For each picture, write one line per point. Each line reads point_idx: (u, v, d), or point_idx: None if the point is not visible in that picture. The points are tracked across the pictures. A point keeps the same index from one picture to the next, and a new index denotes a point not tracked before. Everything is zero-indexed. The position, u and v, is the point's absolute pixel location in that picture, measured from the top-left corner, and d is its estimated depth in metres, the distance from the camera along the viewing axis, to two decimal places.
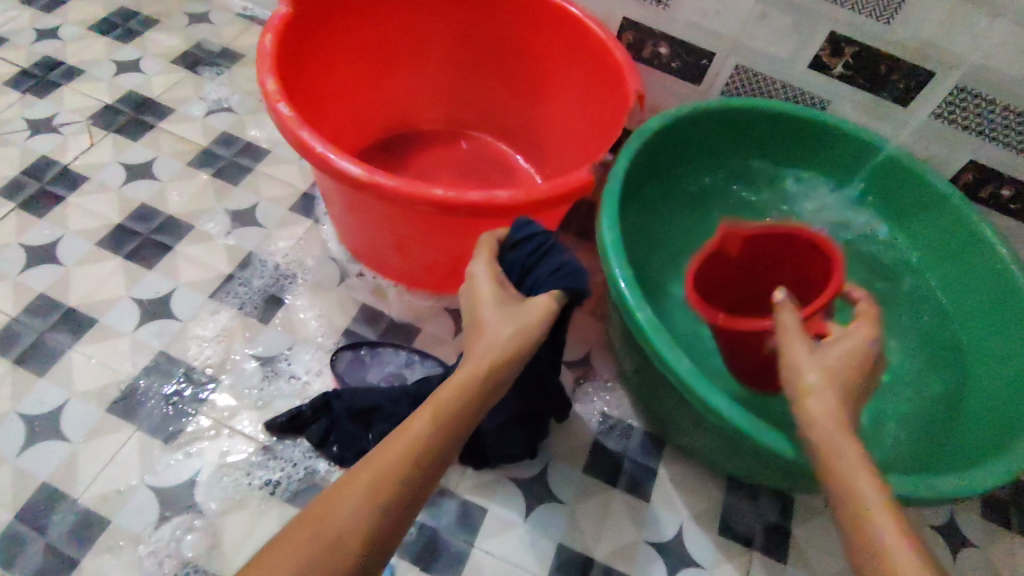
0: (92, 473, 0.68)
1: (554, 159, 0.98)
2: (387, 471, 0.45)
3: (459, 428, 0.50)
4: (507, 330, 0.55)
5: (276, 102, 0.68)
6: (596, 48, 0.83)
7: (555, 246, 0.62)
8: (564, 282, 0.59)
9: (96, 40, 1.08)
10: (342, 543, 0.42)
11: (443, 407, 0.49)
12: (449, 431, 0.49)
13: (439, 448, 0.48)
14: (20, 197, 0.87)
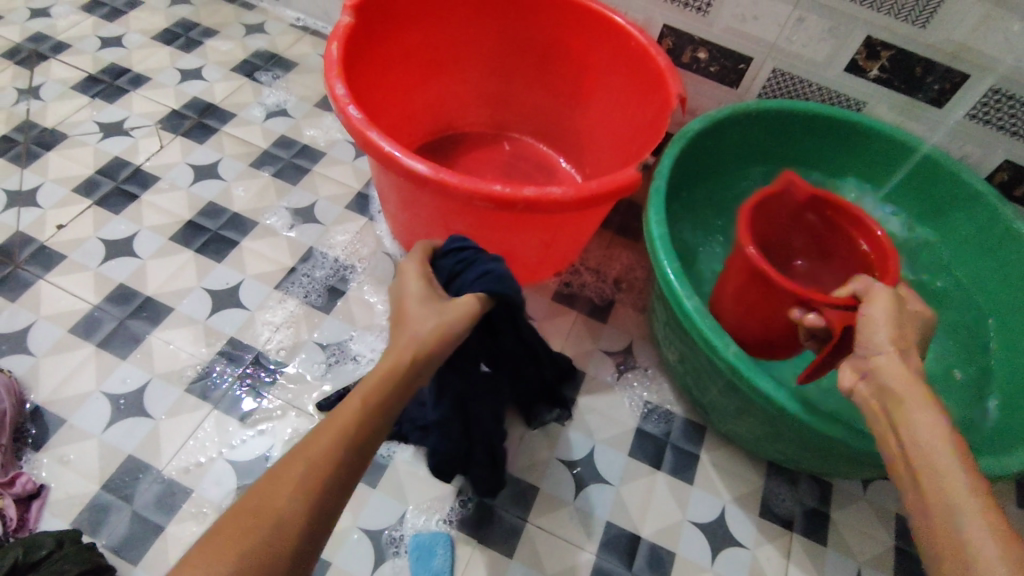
0: (174, 447, 0.73)
1: (595, 161, 1.02)
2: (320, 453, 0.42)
3: (379, 422, 0.46)
4: (430, 325, 0.52)
5: (346, 106, 0.73)
6: (639, 53, 0.88)
7: (481, 257, 0.64)
8: (489, 285, 0.60)
9: (159, 49, 1.14)
10: (282, 528, 0.39)
11: (365, 403, 0.45)
12: (378, 412, 0.46)
13: (358, 442, 0.44)
14: (97, 194, 0.93)
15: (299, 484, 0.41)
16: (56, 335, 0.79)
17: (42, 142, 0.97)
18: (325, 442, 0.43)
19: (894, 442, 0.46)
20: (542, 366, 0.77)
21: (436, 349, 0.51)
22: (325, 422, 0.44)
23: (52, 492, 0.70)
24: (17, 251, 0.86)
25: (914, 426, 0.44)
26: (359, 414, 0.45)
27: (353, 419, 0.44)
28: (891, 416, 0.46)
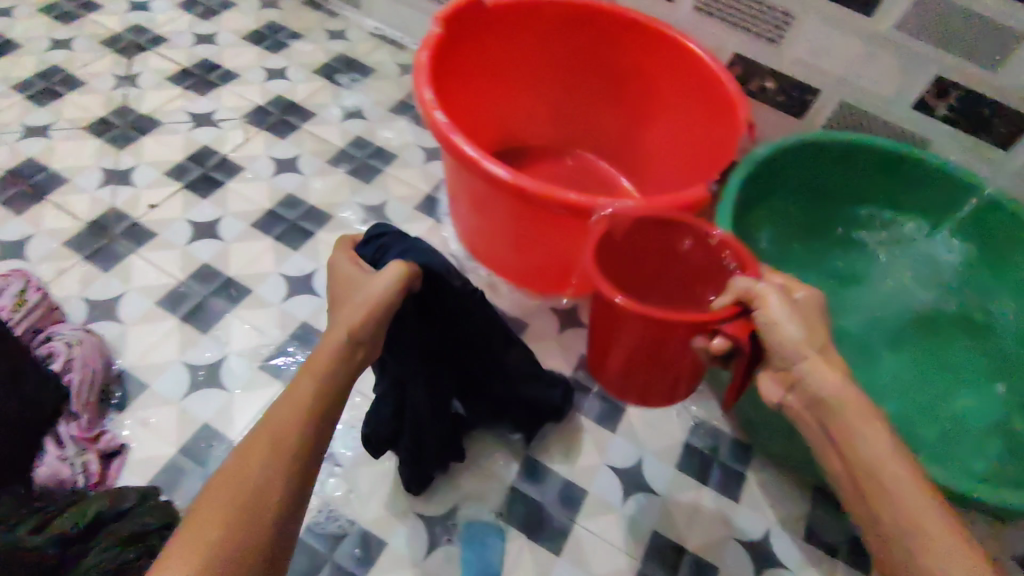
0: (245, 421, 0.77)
1: (655, 180, 1.03)
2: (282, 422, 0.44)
3: (328, 404, 0.46)
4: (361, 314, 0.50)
5: (434, 111, 0.77)
6: (708, 77, 0.89)
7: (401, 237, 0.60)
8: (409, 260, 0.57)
9: (248, 48, 1.21)
10: (261, 493, 0.41)
11: (316, 386, 0.46)
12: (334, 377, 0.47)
13: (314, 419, 0.45)
14: (186, 179, 0.98)
15: (263, 464, 0.42)
16: (143, 306, 0.84)
17: (139, 127, 1.04)
18: (278, 428, 0.44)
19: (837, 462, 0.48)
20: (508, 354, 0.73)
21: (364, 343, 0.49)
22: (280, 406, 0.45)
23: (131, 451, 0.73)
24: (112, 225, 0.91)
25: (858, 444, 0.46)
26: (314, 383, 0.46)
27: (309, 400, 0.45)
28: (841, 444, 0.47)
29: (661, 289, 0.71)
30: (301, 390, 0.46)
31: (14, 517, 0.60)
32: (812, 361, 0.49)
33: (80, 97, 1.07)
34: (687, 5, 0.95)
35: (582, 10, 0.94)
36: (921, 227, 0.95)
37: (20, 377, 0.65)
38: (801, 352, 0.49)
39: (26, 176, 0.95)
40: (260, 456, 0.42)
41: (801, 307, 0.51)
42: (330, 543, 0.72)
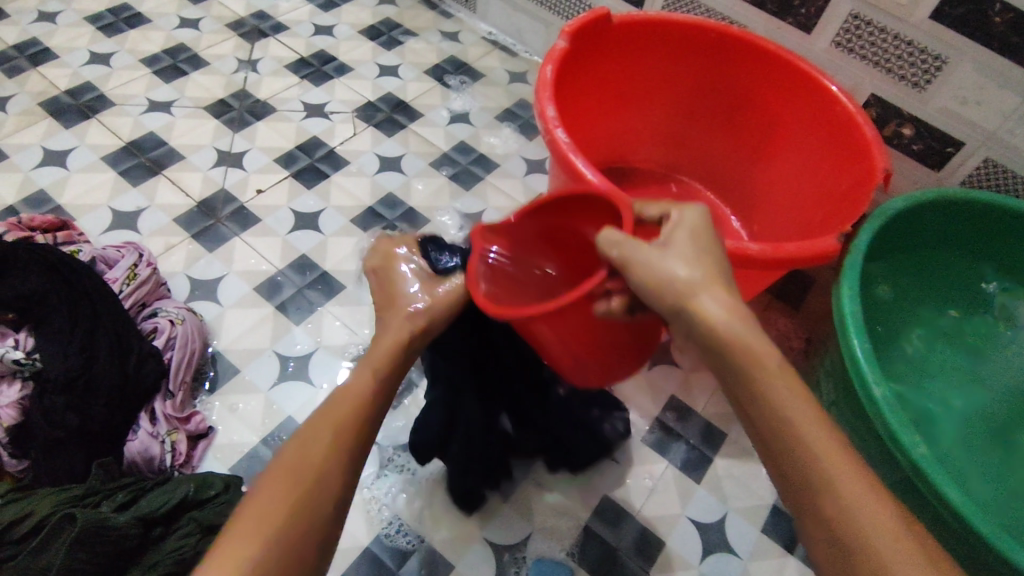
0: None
1: (768, 219, 0.97)
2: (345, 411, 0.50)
3: (380, 399, 0.52)
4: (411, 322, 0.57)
5: (554, 129, 0.74)
6: (842, 119, 0.82)
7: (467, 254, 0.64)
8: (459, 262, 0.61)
9: (364, 43, 1.21)
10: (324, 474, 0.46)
11: (374, 380, 0.52)
12: (387, 375, 0.54)
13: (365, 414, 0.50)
14: (293, 167, 1.00)
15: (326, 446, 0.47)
16: (242, 290, 0.86)
17: (254, 112, 1.06)
18: (331, 420, 0.49)
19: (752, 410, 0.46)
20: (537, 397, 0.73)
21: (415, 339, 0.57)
22: (333, 400, 0.50)
23: (217, 435, 0.74)
24: (220, 206, 0.93)
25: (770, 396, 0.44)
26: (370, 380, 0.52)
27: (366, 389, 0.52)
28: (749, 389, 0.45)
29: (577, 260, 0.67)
30: (357, 382, 0.52)
31: (102, 492, 0.61)
32: (697, 304, 0.46)
33: (202, 77, 1.09)
34: (827, 37, 0.89)
35: (711, 35, 0.89)
36: (994, 285, 0.83)
37: (127, 351, 0.69)
38: (696, 299, 0.46)
39: (146, 149, 0.98)
40: (319, 443, 0.47)
41: (692, 244, 0.49)
42: (395, 557, 0.70)
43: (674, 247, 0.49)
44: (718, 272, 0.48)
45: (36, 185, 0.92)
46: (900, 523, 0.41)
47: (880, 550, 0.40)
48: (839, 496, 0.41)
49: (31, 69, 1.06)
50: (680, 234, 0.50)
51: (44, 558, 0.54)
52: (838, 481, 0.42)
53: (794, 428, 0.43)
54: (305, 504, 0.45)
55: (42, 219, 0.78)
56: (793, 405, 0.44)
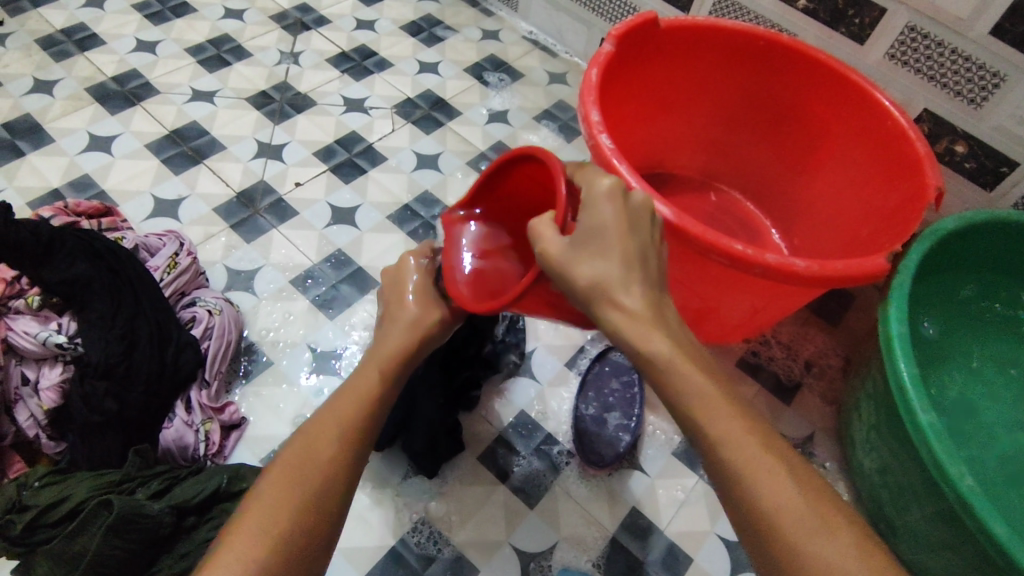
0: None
1: (809, 233, 0.94)
2: (349, 415, 0.48)
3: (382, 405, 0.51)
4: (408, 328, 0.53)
5: (599, 133, 0.72)
6: (895, 134, 0.79)
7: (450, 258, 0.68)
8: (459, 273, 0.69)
9: (405, 39, 1.21)
10: (330, 481, 0.46)
11: (381, 376, 0.51)
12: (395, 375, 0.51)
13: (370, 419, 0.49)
14: (332, 162, 1.00)
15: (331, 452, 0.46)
16: (278, 283, 0.86)
17: (295, 105, 1.07)
18: (335, 422, 0.48)
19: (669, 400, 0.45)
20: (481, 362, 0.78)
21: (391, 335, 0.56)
22: (342, 394, 0.49)
23: (250, 426, 0.74)
24: (259, 198, 0.94)
25: (680, 382, 0.43)
26: (377, 378, 0.51)
27: (373, 387, 0.50)
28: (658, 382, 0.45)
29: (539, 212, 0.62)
30: (362, 384, 0.50)
31: (138, 479, 0.62)
32: (610, 317, 0.45)
33: (245, 68, 1.10)
34: (881, 49, 0.86)
35: (761, 43, 0.87)
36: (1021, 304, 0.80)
37: (166, 340, 0.70)
38: (611, 299, 0.45)
39: (188, 138, 0.99)
40: (326, 443, 0.47)
41: (607, 235, 0.46)
42: (421, 559, 0.70)
43: (591, 245, 0.46)
44: (634, 261, 0.46)
45: (81, 170, 0.94)
46: (805, 497, 0.41)
47: (789, 530, 0.40)
48: (740, 476, 0.41)
49: (80, 54, 1.07)
50: (585, 220, 0.47)
51: (80, 542, 0.55)
52: (746, 458, 0.41)
53: (699, 410, 0.43)
54: (316, 502, 0.45)
55: (88, 205, 0.79)
56: (700, 386, 0.43)
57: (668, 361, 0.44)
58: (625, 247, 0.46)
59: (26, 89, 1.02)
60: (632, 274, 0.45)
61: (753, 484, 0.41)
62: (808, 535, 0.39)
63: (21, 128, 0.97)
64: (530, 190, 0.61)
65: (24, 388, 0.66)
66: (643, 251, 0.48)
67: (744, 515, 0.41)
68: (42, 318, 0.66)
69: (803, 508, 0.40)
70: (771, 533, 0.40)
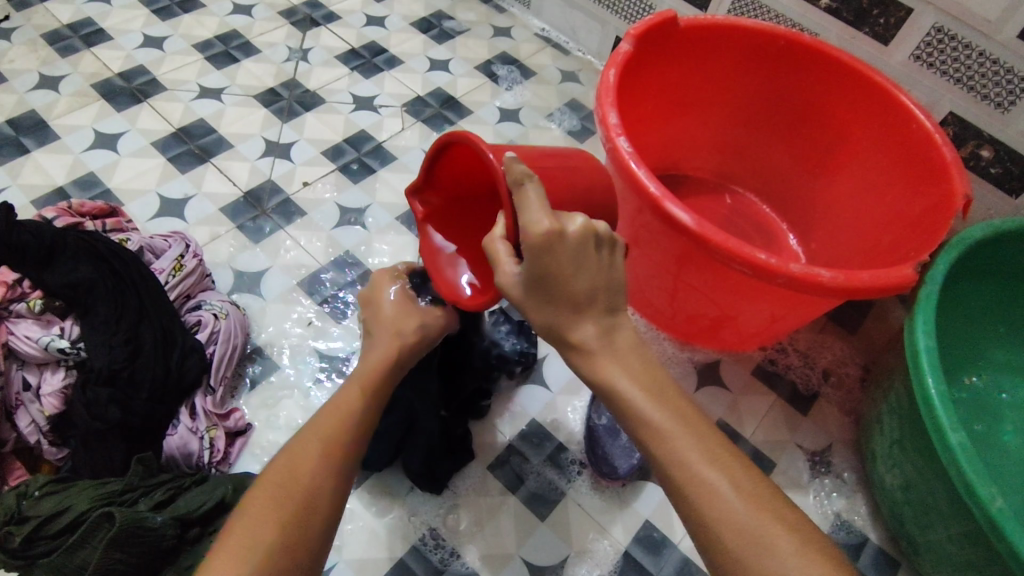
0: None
1: (828, 239, 0.91)
2: (330, 429, 0.48)
3: (364, 416, 0.50)
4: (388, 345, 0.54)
5: (616, 136, 0.70)
6: (920, 139, 0.76)
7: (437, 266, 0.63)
8: None
9: (415, 36, 1.19)
10: (310, 495, 0.44)
11: (362, 393, 0.51)
12: (375, 394, 0.51)
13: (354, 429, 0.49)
14: (340, 161, 0.98)
15: (309, 467, 0.45)
16: (285, 285, 0.84)
17: (303, 102, 1.05)
18: (320, 435, 0.48)
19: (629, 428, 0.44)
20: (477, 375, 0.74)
21: (406, 352, 0.54)
22: (323, 410, 0.49)
23: (255, 433, 0.73)
24: (267, 198, 0.92)
25: (636, 409, 0.43)
26: (356, 396, 0.50)
27: (354, 402, 0.50)
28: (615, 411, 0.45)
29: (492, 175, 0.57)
30: (344, 400, 0.50)
31: (140, 489, 0.61)
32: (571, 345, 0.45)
33: (253, 64, 1.08)
34: (906, 50, 0.83)
35: (782, 43, 0.84)
36: None
37: (170, 345, 0.68)
38: (566, 338, 0.45)
39: (195, 136, 0.98)
40: (311, 454, 0.46)
41: (553, 283, 0.44)
42: (430, 571, 0.68)
43: (541, 291, 0.44)
44: (580, 301, 0.44)
45: (86, 168, 0.92)
46: (754, 513, 0.40)
47: (742, 552, 0.39)
48: (690, 495, 0.41)
49: (86, 50, 1.06)
50: (530, 265, 0.43)
51: (81, 556, 0.55)
52: (692, 476, 0.41)
53: (649, 433, 0.43)
54: (296, 516, 0.43)
55: (93, 206, 0.77)
56: (649, 407, 0.43)
57: (621, 390, 0.44)
58: (575, 289, 0.44)
59: (31, 85, 1.00)
60: (581, 311, 0.45)
61: (702, 505, 0.40)
62: (755, 553, 0.38)
63: (26, 124, 0.96)
64: (480, 163, 0.56)
65: (25, 393, 0.64)
66: (596, 286, 0.45)
67: (700, 527, 0.41)
68: (44, 322, 0.65)
69: (750, 526, 0.39)
70: (722, 548, 0.39)
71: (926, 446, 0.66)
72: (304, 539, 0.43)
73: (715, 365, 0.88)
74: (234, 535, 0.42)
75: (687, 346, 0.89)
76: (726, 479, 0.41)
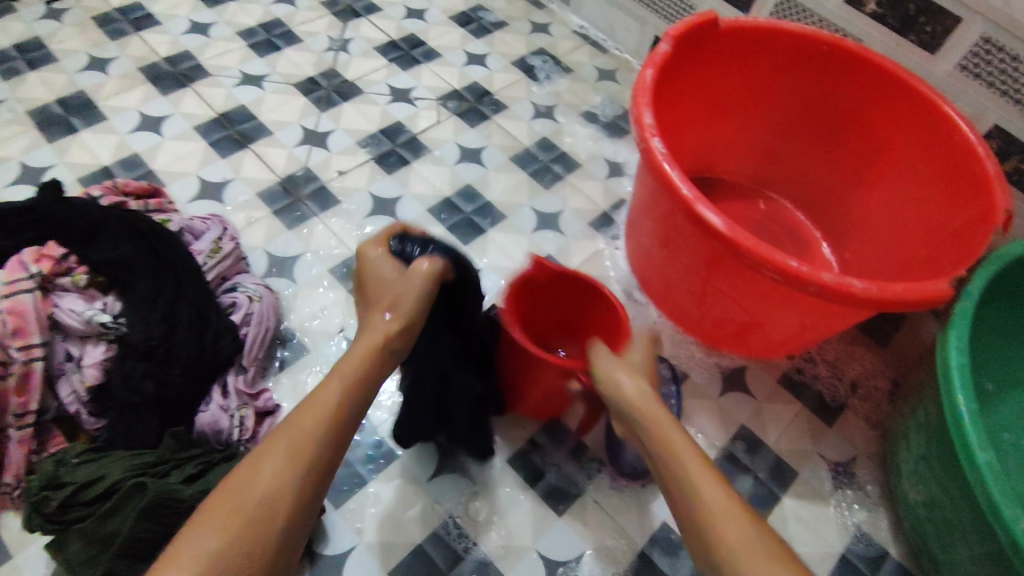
0: (381, 418, 0.77)
1: (862, 249, 0.90)
2: (306, 433, 0.50)
3: (344, 418, 0.52)
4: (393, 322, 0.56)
5: (651, 137, 0.70)
6: (962, 150, 0.75)
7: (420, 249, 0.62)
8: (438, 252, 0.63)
9: (454, 29, 1.20)
10: (275, 499, 0.47)
11: (340, 396, 0.52)
12: (354, 398, 0.53)
13: (327, 460, 0.50)
14: (375, 151, 0.99)
15: (279, 470, 0.48)
16: (318, 271, 0.86)
17: (341, 92, 1.06)
18: (292, 437, 0.49)
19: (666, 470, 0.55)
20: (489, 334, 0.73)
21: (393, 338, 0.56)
22: (299, 408, 0.51)
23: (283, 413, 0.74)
24: (302, 185, 0.94)
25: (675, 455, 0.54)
26: (336, 399, 0.52)
27: (330, 405, 0.51)
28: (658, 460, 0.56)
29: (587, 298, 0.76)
30: (323, 400, 0.52)
31: (172, 461, 0.62)
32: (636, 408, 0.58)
33: (294, 53, 1.10)
34: (952, 60, 0.82)
35: (823, 49, 0.83)
36: None
37: (205, 324, 0.70)
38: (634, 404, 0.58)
39: (236, 122, 1.00)
40: (279, 457, 0.48)
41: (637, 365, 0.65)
42: (447, 558, 0.69)
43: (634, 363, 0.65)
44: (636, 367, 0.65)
45: (131, 149, 0.95)
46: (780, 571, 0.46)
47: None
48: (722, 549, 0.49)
49: (134, 34, 1.09)
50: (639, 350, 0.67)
51: (113, 523, 0.57)
52: (713, 524, 0.50)
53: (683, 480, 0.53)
54: (257, 517, 0.46)
55: (136, 185, 0.79)
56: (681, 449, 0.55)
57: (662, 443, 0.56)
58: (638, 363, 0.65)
59: (81, 66, 1.03)
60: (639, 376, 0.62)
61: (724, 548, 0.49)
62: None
63: (75, 104, 0.99)
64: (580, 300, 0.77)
65: (67, 363, 0.67)
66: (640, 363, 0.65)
67: (712, 561, 0.50)
68: (88, 296, 0.68)
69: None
70: None
71: (953, 463, 0.64)
72: (257, 545, 0.45)
73: (740, 371, 0.87)
74: (198, 529, 0.45)
75: (713, 351, 0.88)
76: (752, 530, 0.49)
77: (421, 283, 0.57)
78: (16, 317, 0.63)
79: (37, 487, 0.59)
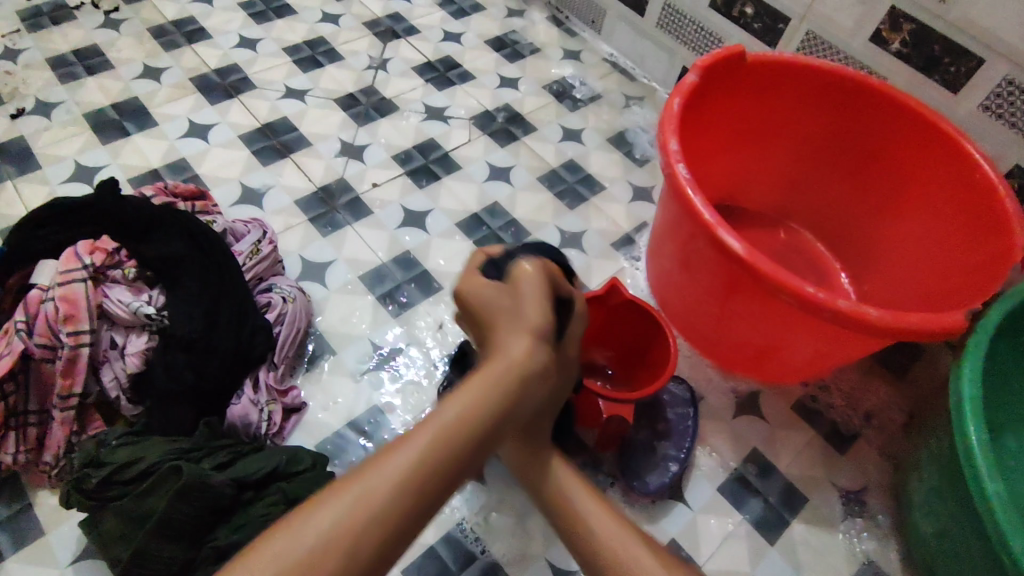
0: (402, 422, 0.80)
1: (881, 281, 0.91)
2: (410, 472, 0.41)
3: (458, 463, 0.42)
4: (523, 346, 0.46)
5: (676, 162, 0.72)
6: (982, 188, 0.76)
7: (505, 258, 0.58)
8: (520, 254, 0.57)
9: (489, 53, 1.25)
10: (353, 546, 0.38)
11: (456, 421, 0.43)
12: (476, 433, 0.43)
13: (421, 509, 0.41)
14: (408, 166, 1.04)
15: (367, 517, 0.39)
16: (348, 277, 0.90)
17: (378, 108, 1.11)
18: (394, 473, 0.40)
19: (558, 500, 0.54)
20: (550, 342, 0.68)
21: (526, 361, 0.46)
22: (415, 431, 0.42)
23: (308, 411, 0.77)
24: (338, 195, 0.98)
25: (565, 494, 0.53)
26: (451, 426, 0.42)
27: (443, 433, 0.42)
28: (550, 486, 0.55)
29: (633, 332, 0.82)
30: (447, 429, 0.42)
31: (205, 449, 0.65)
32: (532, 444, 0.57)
33: (336, 70, 1.15)
34: (974, 100, 0.84)
35: (848, 84, 0.85)
36: None
37: (243, 321, 0.73)
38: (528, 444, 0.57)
39: (278, 133, 1.05)
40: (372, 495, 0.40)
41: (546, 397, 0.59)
42: (458, 560, 0.71)
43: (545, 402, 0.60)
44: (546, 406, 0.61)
45: (179, 154, 1.00)
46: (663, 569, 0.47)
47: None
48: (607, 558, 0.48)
49: (187, 46, 1.15)
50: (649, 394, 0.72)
51: (148, 502, 0.60)
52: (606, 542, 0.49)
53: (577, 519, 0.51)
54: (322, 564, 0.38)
55: (185, 188, 0.84)
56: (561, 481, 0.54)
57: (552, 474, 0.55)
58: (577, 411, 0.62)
59: (136, 75, 1.09)
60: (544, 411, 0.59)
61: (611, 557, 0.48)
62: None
63: (129, 110, 1.04)
64: (631, 321, 0.82)
65: (112, 351, 0.70)
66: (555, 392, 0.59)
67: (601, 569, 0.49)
68: (135, 288, 0.72)
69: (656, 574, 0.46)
70: None
71: (965, 494, 0.65)
72: None
73: (755, 396, 0.88)
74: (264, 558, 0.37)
75: (729, 376, 0.90)
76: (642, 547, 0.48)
77: (532, 292, 0.50)
78: (69, 305, 0.67)
79: (79, 464, 0.63)
